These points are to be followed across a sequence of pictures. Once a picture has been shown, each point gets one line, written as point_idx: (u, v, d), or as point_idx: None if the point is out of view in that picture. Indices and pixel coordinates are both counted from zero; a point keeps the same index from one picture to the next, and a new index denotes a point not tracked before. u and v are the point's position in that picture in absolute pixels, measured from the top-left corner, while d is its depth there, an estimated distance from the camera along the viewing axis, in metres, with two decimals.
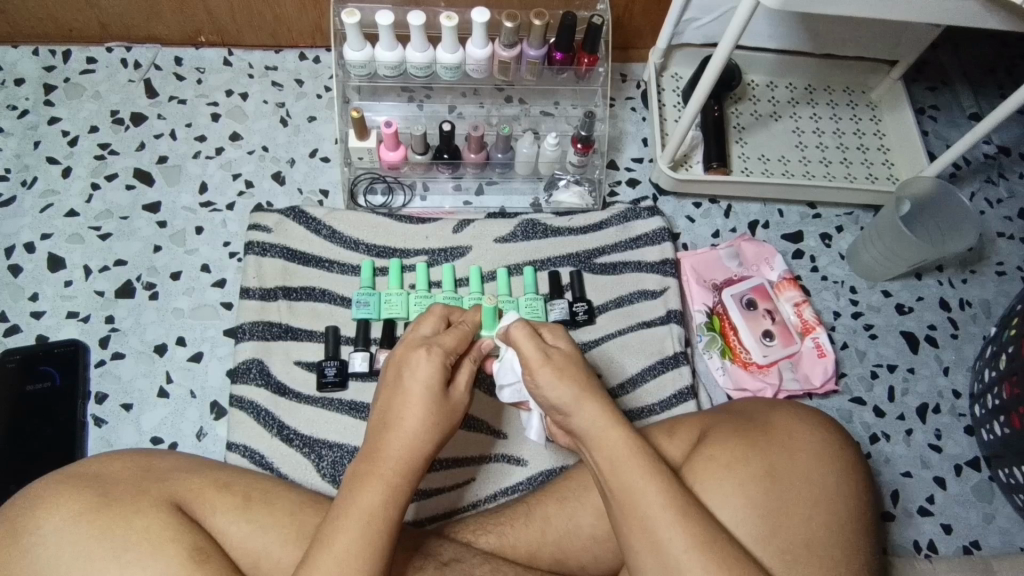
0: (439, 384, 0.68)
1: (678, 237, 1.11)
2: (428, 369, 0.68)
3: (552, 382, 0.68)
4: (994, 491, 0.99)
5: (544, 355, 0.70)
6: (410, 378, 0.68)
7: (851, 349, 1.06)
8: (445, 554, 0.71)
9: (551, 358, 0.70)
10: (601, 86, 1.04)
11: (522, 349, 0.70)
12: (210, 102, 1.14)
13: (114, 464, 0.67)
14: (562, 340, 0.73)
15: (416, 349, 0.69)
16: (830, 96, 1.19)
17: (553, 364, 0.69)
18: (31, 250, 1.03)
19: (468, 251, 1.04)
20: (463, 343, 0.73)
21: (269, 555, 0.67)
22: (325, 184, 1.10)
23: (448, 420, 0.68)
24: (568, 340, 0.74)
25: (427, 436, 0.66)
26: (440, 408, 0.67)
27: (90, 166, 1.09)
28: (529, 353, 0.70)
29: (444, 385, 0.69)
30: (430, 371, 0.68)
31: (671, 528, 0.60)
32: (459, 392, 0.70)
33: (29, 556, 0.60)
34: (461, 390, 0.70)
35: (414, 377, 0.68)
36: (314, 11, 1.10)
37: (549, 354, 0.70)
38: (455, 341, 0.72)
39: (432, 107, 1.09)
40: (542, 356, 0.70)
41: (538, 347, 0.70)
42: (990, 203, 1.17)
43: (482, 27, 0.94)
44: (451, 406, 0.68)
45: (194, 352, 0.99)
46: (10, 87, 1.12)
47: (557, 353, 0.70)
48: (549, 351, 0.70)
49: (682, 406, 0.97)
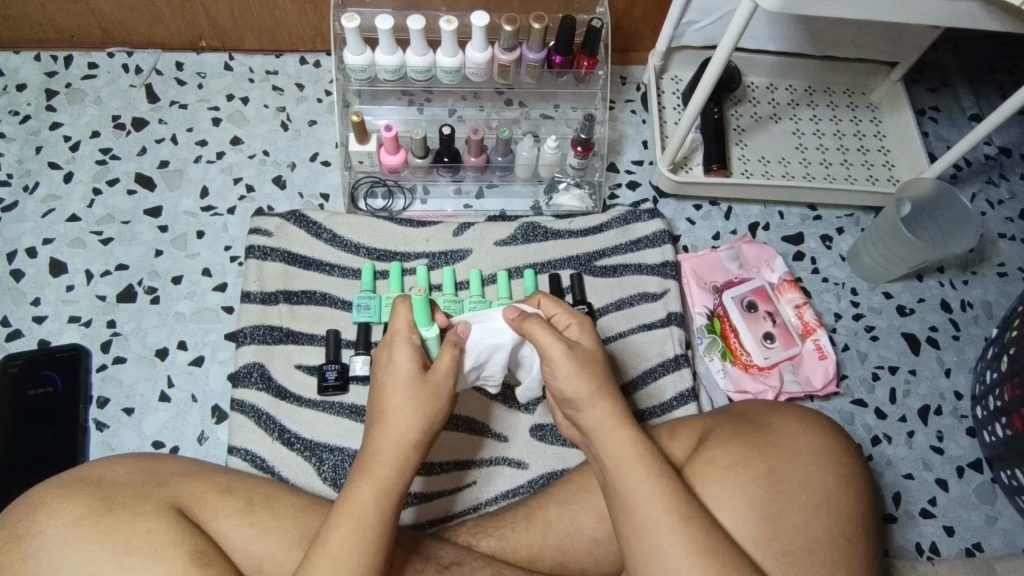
0: (421, 375, 0.67)
1: (679, 239, 1.11)
2: (408, 360, 0.68)
3: (569, 376, 0.66)
4: (996, 493, 0.98)
5: (569, 347, 0.67)
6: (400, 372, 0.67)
7: (852, 350, 1.06)
8: (446, 557, 0.71)
9: (574, 352, 0.67)
10: (601, 88, 1.04)
11: (541, 344, 0.68)
12: (211, 106, 1.14)
13: (116, 468, 0.67)
14: (588, 336, 0.71)
15: (392, 341, 0.69)
16: (830, 97, 1.19)
17: (578, 358, 0.67)
18: (33, 255, 1.03)
19: (468, 254, 1.04)
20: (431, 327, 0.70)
21: (271, 558, 0.67)
22: (326, 188, 1.11)
23: (441, 410, 0.67)
24: (594, 335, 0.71)
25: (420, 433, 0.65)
26: (431, 400, 0.66)
27: (92, 171, 1.09)
28: (551, 348, 0.67)
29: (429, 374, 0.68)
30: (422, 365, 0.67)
31: (671, 534, 0.60)
32: (443, 376, 0.68)
33: (30, 560, 0.60)
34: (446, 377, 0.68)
35: (398, 372, 0.67)
36: (314, 15, 1.10)
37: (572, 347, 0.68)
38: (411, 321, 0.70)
39: (433, 111, 1.09)
40: (565, 352, 0.67)
41: (559, 341, 0.68)
42: (991, 204, 1.17)
43: (481, 31, 0.94)
44: (441, 394, 0.67)
45: (195, 356, 0.99)
46: (12, 93, 1.12)
47: (579, 350, 0.68)
48: (573, 346, 0.68)
49: (682, 408, 0.97)
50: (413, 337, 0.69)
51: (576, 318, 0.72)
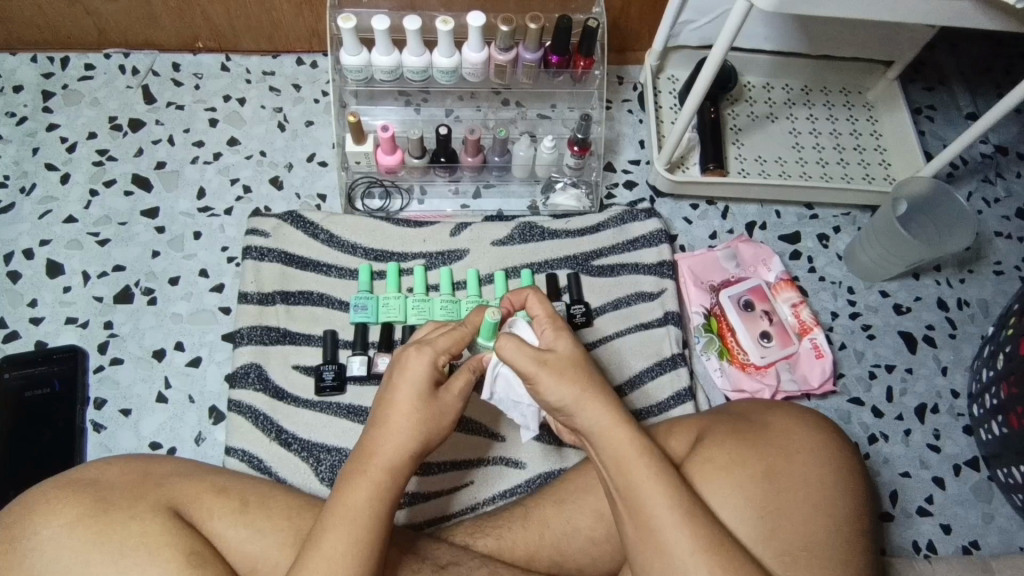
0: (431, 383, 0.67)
1: (676, 239, 1.11)
2: (425, 372, 0.67)
3: (557, 379, 0.66)
4: (993, 491, 0.99)
5: (539, 360, 0.67)
6: (401, 381, 0.67)
7: (849, 349, 1.06)
8: (443, 557, 0.71)
9: (550, 360, 0.67)
10: (598, 88, 1.04)
11: (514, 361, 0.68)
12: (208, 107, 1.14)
13: (112, 469, 0.67)
14: (564, 340, 0.70)
15: (418, 348, 0.68)
16: (827, 96, 1.19)
17: (552, 367, 0.67)
18: (30, 256, 1.03)
19: (466, 254, 1.04)
20: (459, 345, 0.70)
21: (266, 559, 0.67)
22: (323, 188, 1.11)
23: (445, 417, 0.68)
24: (574, 339, 0.71)
25: (417, 436, 0.65)
26: (433, 404, 0.67)
27: (89, 173, 1.09)
28: (522, 363, 0.67)
29: (437, 386, 0.68)
30: (424, 370, 0.67)
31: (676, 532, 0.60)
32: (453, 395, 0.69)
33: (26, 562, 0.60)
34: (456, 396, 0.69)
35: (410, 378, 0.67)
36: (311, 16, 1.10)
37: (556, 352, 0.68)
38: (455, 342, 0.70)
39: (430, 111, 1.09)
40: (537, 364, 0.67)
41: (532, 355, 0.67)
42: (988, 203, 1.17)
43: (478, 31, 0.94)
44: (444, 404, 0.68)
45: (193, 357, 0.99)
46: (9, 94, 1.12)
47: (551, 359, 0.67)
48: (543, 358, 0.67)
49: (680, 407, 0.97)
50: (440, 355, 0.69)
51: (554, 323, 0.72)
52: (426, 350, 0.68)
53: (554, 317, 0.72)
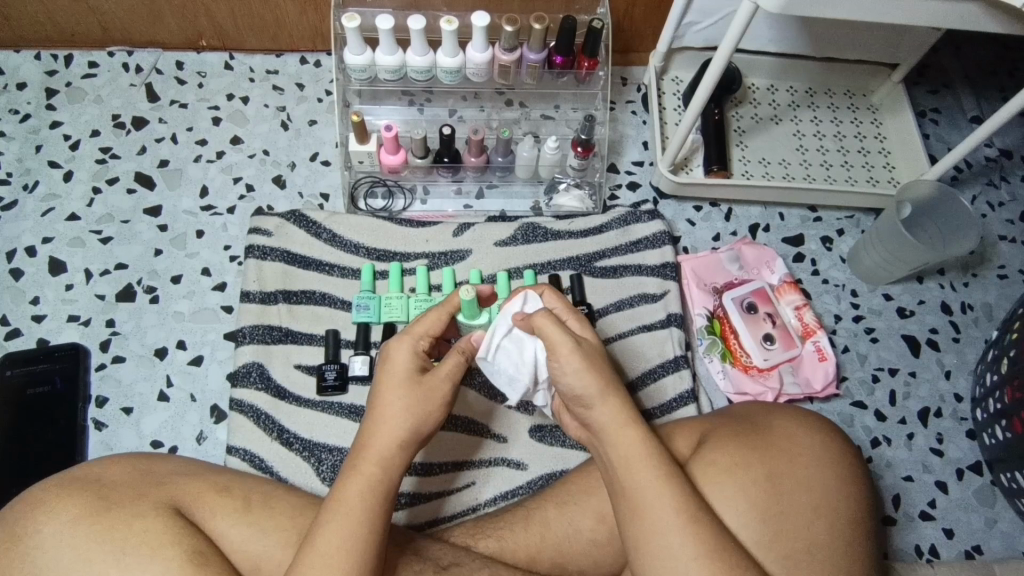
0: (418, 376, 0.67)
1: (678, 241, 1.11)
2: (408, 360, 0.68)
3: (581, 371, 0.66)
4: (996, 496, 0.98)
5: (577, 342, 0.67)
6: (388, 369, 0.68)
7: (852, 353, 1.06)
8: (444, 558, 0.71)
9: (581, 348, 0.67)
10: (602, 90, 1.04)
11: (551, 336, 0.66)
12: (211, 106, 1.14)
13: (114, 468, 0.67)
14: (589, 331, 0.70)
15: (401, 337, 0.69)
16: (831, 99, 1.19)
17: (586, 353, 0.66)
18: (33, 253, 1.03)
19: (468, 254, 1.04)
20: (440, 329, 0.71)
21: (268, 559, 0.67)
22: (325, 188, 1.10)
23: (433, 404, 0.66)
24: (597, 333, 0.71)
25: (408, 426, 0.65)
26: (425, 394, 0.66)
27: (91, 170, 1.09)
28: (559, 343, 0.66)
29: (421, 371, 0.68)
30: (404, 354, 0.68)
31: (681, 534, 0.60)
32: (442, 380, 0.68)
33: (27, 560, 0.60)
34: (444, 378, 0.68)
35: (391, 367, 0.67)
36: (315, 15, 1.10)
37: (580, 345, 0.67)
38: (433, 325, 0.71)
39: (433, 111, 1.09)
40: (575, 347, 0.66)
41: (569, 335, 0.66)
42: (992, 207, 1.17)
43: (482, 31, 0.94)
44: (431, 387, 0.67)
45: (195, 356, 0.99)
46: (12, 91, 1.12)
47: (585, 346, 0.67)
48: (579, 341, 0.67)
49: (682, 409, 0.97)
50: (420, 341, 0.69)
51: (575, 313, 0.72)
52: (406, 338, 0.69)
53: (574, 308, 0.72)
